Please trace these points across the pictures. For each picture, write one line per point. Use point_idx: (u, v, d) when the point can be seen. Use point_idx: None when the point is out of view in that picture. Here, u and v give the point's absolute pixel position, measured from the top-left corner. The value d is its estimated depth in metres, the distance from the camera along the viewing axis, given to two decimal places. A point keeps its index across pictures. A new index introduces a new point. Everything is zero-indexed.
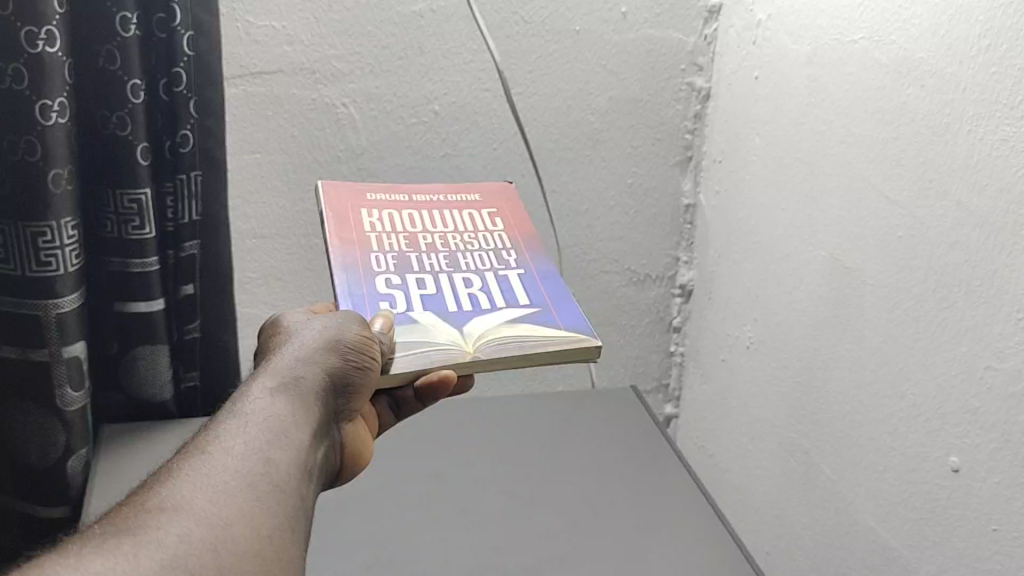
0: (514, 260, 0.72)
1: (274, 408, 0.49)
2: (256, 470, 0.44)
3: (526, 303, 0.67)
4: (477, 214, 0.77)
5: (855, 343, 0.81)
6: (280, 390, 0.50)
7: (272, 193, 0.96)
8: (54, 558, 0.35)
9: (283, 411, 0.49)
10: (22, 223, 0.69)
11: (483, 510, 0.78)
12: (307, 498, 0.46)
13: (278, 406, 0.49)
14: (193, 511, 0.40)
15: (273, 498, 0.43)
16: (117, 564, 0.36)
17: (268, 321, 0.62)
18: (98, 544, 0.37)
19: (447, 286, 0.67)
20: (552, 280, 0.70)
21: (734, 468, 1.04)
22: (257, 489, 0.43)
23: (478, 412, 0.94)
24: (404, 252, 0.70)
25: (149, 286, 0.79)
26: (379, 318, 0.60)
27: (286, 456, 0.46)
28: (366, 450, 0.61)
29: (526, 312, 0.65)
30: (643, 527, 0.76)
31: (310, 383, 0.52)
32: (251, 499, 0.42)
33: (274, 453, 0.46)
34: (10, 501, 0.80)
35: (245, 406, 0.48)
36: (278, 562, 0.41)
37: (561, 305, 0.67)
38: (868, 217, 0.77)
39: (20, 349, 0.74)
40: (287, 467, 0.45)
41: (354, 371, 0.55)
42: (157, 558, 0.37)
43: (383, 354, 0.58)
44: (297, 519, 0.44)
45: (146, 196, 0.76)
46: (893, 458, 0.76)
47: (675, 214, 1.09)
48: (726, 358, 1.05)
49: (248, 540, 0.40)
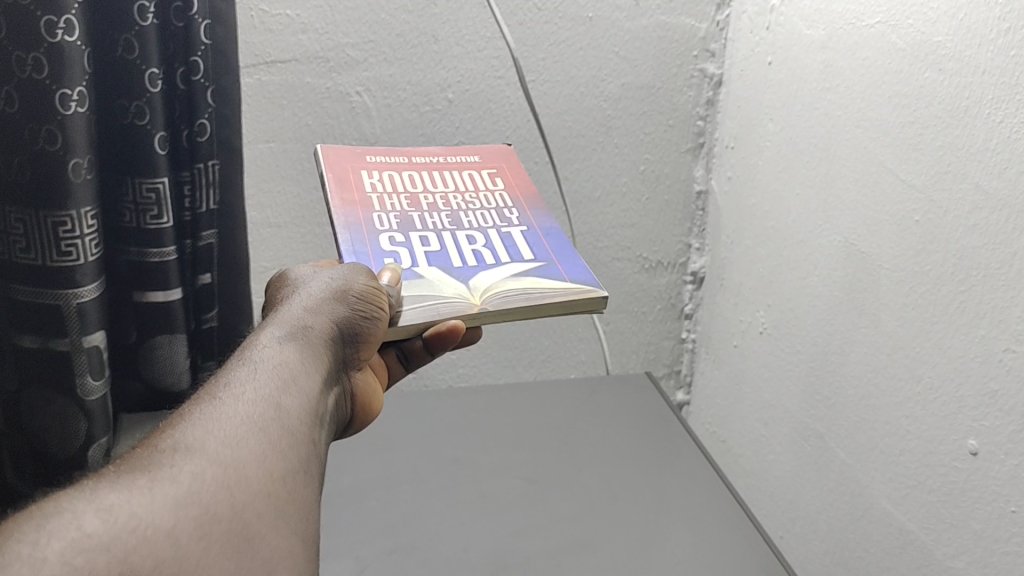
0: (516, 218, 0.72)
1: (283, 356, 0.48)
2: (267, 411, 0.43)
3: (531, 258, 0.66)
4: (478, 175, 0.77)
5: (871, 328, 0.81)
6: (289, 338, 0.50)
7: (287, 181, 0.96)
8: (70, 493, 0.35)
9: (294, 359, 0.48)
10: (42, 212, 0.69)
11: (501, 495, 0.78)
12: (317, 443, 0.46)
13: (289, 354, 0.49)
14: (206, 452, 0.39)
15: (285, 439, 0.42)
16: (132, 498, 0.35)
17: (273, 276, 0.62)
18: (112, 481, 0.36)
19: (450, 243, 0.67)
20: (555, 237, 0.70)
21: (747, 452, 1.05)
22: (268, 431, 0.42)
23: (491, 396, 0.94)
24: (407, 211, 0.70)
25: (167, 276, 0.79)
26: (386, 271, 0.60)
27: (297, 401, 0.45)
28: (376, 398, 0.62)
29: (532, 266, 0.65)
30: (661, 511, 0.76)
31: (318, 333, 0.52)
32: (263, 440, 0.41)
33: (286, 398, 0.45)
34: (34, 491, 0.80)
35: (254, 354, 0.48)
36: (291, 501, 0.40)
37: (565, 259, 0.67)
38: (885, 199, 0.78)
39: (41, 339, 0.74)
40: (299, 412, 0.45)
41: (364, 321, 0.55)
42: (173, 494, 0.36)
43: (389, 306, 0.59)
44: (309, 462, 0.43)
45: (164, 184, 0.76)
46: (909, 442, 0.77)
47: (687, 200, 1.09)
48: (738, 344, 1.05)
49: (262, 478, 0.40)
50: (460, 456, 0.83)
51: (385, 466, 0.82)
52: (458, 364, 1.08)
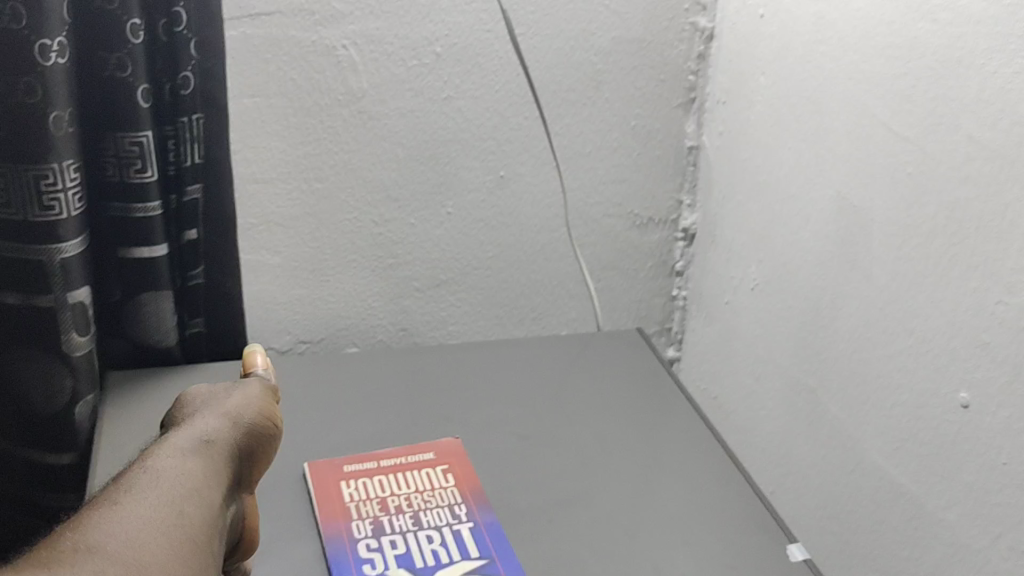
0: (469, 518, 0.69)
1: (186, 465, 0.48)
2: (176, 512, 0.44)
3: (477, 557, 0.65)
4: (434, 479, 0.73)
5: (863, 282, 0.81)
6: (195, 445, 0.50)
7: (272, 137, 0.92)
8: None
9: (201, 465, 0.49)
10: (22, 165, 0.68)
11: (492, 450, 0.78)
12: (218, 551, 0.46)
13: (194, 462, 0.49)
14: (115, 554, 0.39)
15: (193, 541, 0.43)
16: None
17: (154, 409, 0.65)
18: None
19: (417, 549, 0.65)
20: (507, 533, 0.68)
21: (739, 408, 1.04)
22: (174, 530, 0.43)
23: (483, 351, 0.93)
24: (382, 524, 0.68)
25: (152, 231, 0.78)
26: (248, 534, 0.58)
27: (206, 505, 0.46)
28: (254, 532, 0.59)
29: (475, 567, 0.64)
30: (652, 466, 0.76)
31: (225, 440, 0.53)
32: (169, 538, 0.42)
33: (195, 498, 0.46)
34: (17, 450, 0.79)
35: (158, 461, 0.48)
36: None
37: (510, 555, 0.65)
38: (878, 151, 0.77)
39: (24, 295, 0.73)
40: (205, 517, 0.45)
41: (267, 433, 0.57)
42: None
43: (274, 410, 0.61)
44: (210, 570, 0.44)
45: (148, 138, 0.75)
46: (901, 395, 0.77)
47: (677, 156, 1.07)
48: (730, 301, 1.04)
49: None
50: (451, 412, 0.83)
51: (375, 423, 0.80)
52: (448, 322, 1.07)
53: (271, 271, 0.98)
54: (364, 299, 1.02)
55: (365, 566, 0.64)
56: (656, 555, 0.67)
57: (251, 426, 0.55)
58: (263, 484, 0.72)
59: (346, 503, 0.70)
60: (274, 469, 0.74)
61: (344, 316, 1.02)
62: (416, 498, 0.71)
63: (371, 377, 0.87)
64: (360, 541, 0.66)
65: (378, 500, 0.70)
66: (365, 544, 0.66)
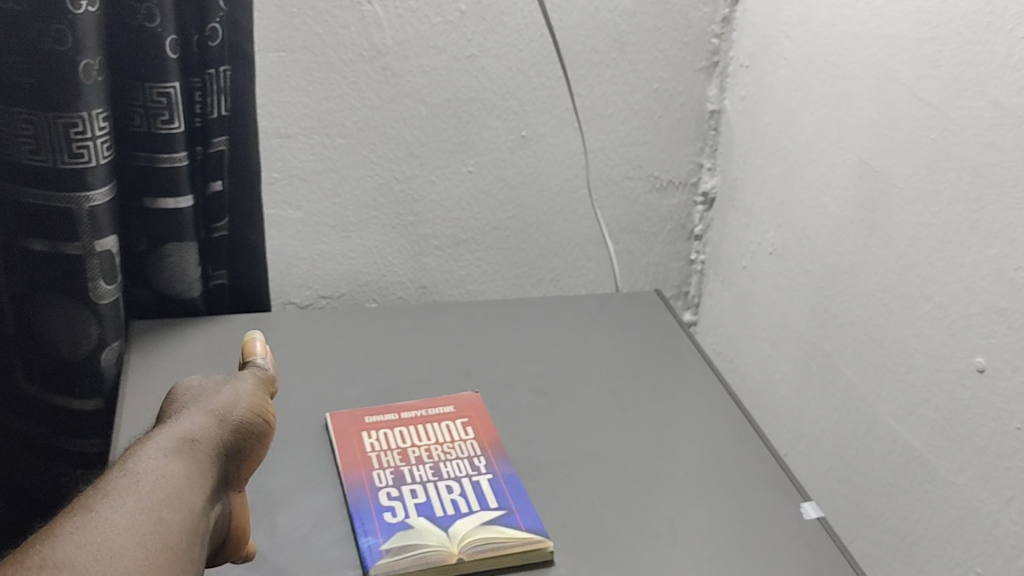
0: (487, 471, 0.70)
1: (169, 467, 0.45)
2: (152, 523, 0.41)
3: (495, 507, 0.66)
4: (454, 432, 0.74)
5: (882, 248, 0.81)
6: (173, 451, 0.46)
7: (296, 92, 0.92)
8: None
9: (186, 466, 0.46)
10: (52, 113, 0.68)
11: (511, 404, 0.79)
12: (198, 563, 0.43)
13: (179, 463, 0.46)
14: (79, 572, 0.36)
15: (168, 557, 0.40)
16: None
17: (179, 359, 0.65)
18: None
19: (435, 498, 0.66)
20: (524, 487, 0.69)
21: (753, 372, 1.05)
22: (151, 544, 0.40)
23: (501, 309, 0.94)
24: (402, 473, 0.69)
25: (177, 182, 0.79)
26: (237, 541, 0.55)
27: (186, 512, 0.43)
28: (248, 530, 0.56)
29: (492, 517, 0.65)
30: (668, 423, 0.77)
31: (207, 445, 0.49)
32: (144, 554, 0.39)
33: (175, 504, 0.43)
34: (43, 396, 0.80)
35: (138, 461, 0.45)
36: None
37: (527, 508, 0.66)
38: (902, 116, 0.78)
39: (52, 242, 0.74)
40: (184, 526, 0.43)
41: (257, 432, 0.52)
42: None
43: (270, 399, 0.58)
44: None
45: (175, 89, 0.75)
46: (917, 359, 0.78)
47: (699, 120, 1.07)
48: (747, 265, 1.05)
49: None
50: (470, 367, 0.84)
51: (395, 376, 0.81)
52: (466, 281, 1.08)
53: (294, 227, 0.98)
54: (384, 256, 1.03)
55: (385, 514, 0.65)
56: (671, 509, 0.68)
57: (240, 426, 0.51)
58: (285, 433, 0.73)
59: (368, 452, 0.71)
60: (295, 419, 0.75)
61: (363, 273, 1.03)
62: (435, 449, 0.72)
63: (392, 332, 0.88)
64: (381, 489, 0.67)
65: (398, 451, 0.71)
66: (386, 492, 0.67)
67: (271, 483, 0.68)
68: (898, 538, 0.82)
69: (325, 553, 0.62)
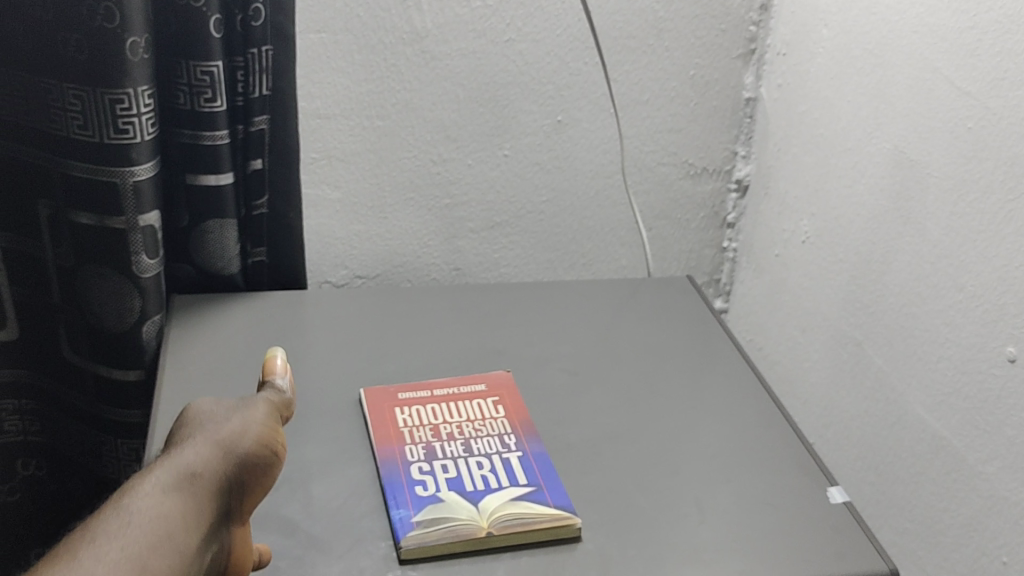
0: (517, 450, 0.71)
1: (162, 506, 0.44)
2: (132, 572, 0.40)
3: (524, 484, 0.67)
4: (485, 410, 0.75)
5: (916, 237, 0.81)
6: (169, 489, 0.45)
7: (336, 73, 0.93)
8: None
9: (180, 507, 0.44)
10: (100, 89, 0.70)
11: (543, 384, 0.80)
12: None
13: (173, 503, 0.44)
14: None
15: None
16: None
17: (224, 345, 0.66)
18: None
19: (466, 473, 0.68)
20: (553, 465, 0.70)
21: (784, 361, 1.05)
22: None
23: (534, 291, 0.95)
24: (434, 448, 0.70)
25: (218, 160, 0.80)
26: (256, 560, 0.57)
27: (170, 560, 0.42)
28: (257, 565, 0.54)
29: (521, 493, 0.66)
30: (696, 406, 0.78)
31: (208, 480, 0.47)
32: None
33: (159, 554, 0.41)
34: (88, 365, 0.83)
35: (130, 502, 0.44)
36: None
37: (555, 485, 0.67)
38: (940, 106, 0.78)
39: (98, 215, 0.76)
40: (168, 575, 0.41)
41: (262, 466, 0.50)
42: None
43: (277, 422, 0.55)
44: None
45: (219, 68, 0.77)
46: (947, 349, 0.78)
47: (735, 107, 1.07)
48: (780, 253, 1.05)
49: None
50: (503, 347, 0.85)
51: (428, 354, 0.83)
52: (500, 264, 1.09)
53: (332, 206, 1.00)
54: (419, 237, 1.04)
55: (417, 487, 0.66)
56: (698, 490, 0.69)
57: (245, 459, 0.49)
58: (321, 407, 0.74)
59: (401, 427, 0.72)
60: (330, 394, 0.76)
61: (398, 254, 1.04)
62: (467, 426, 0.73)
63: (425, 312, 0.89)
64: (413, 463, 0.68)
65: (430, 427, 0.72)
66: (418, 466, 0.68)
67: (306, 454, 0.69)
68: (924, 526, 0.82)
69: (358, 523, 0.64)
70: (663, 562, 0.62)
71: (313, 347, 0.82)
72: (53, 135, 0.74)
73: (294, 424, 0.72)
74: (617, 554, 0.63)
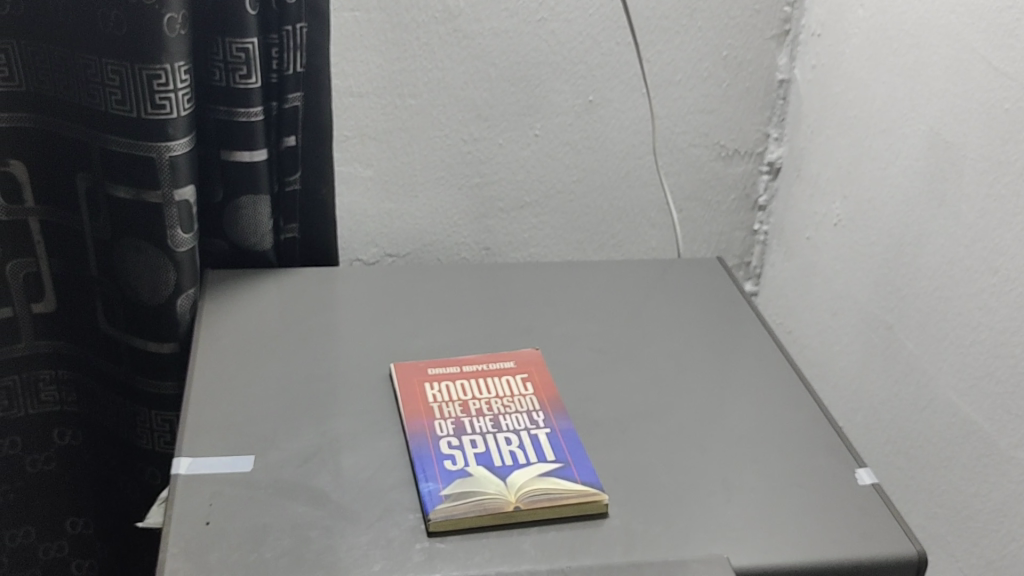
0: (545, 427, 0.71)
1: None
2: None
3: (552, 461, 0.67)
4: (514, 386, 0.75)
5: (950, 220, 0.81)
6: None
7: (369, 52, 0.94)
8: None
9: None
10: (138, 64, 0.71)
11: (571, 362, 0.80)
12: None
13: None
14: None
15: None
16: None
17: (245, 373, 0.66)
18: None
19: (494, 449, 0.68)
20: (581, 443, 0.70)
21: (813, 344, 1.05)
22: None
23: (566, 271, 0.95)
24: (463, 423, 0.70)
25: (253, 136, 0.81)
26: None
27: None
28: None
29: (549, 469, 0.66)
30: (725, 387, 0.78)
31: None
32: None
33: None
34: (123, 336, 0.84)
35: None
36: None
37: (584, 462, 0.67)
38: (977, 87, 0.77)
39: (135, 189, 0.77)
40: None
41: None
42: None
43: None
44: None
45: (254, 45, 0.77)
46: (980, 333, 0.78)
47: (769, 89, 1.06)
48: (811, 236, 1.04)
49: None
50: (531, 325, 0.85)
51: (457, 331, 0.83)
52: (530, 244, 1.09)
53: (364, 184, 1.01)
54: (450, 216, 1.05)
55: (446, 461, 0.66)
56: (726, 469, 0.69)
57: None
58: (352, 382, 0.75)
59: (430, 402, 0.72)
60: (361, 369, 0.77)
61: (429, 232, 1.05)
62: (496, 402, 0.73)
63: (454, 290, 0.90)
64: (442, 438, 0.69)
65: (459, 402, 0.73)
66: (446, 441, 0.69)
67: (336, 427, 0.70)
68: (952, 511, 0.82)
69: (388, 494, 0.64)
70: (689, 540, 0.62)
71: (344, 323, 0.83)
72: (92, 110, 0.75)
73: (325, 397, 0.73)
74: (644, 530, 0.63)
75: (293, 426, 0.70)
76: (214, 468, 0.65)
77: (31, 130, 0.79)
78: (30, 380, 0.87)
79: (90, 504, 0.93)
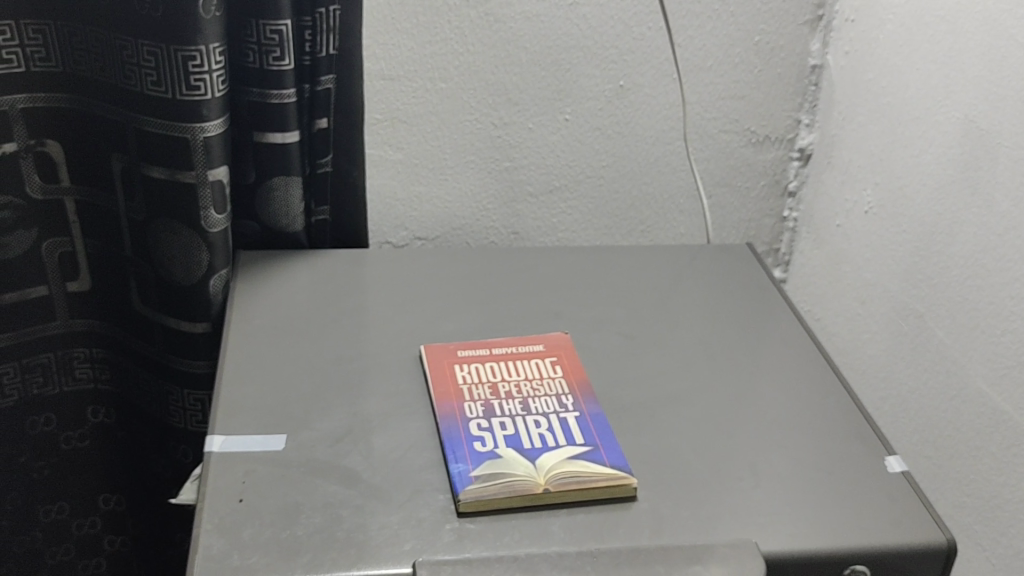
0: (574, 410, 0.71)
1: None
2: None
3: (581, 444, 0.67)
4: (543, 369, 0.75)
5: (983, 209, 0.80)
6: None
7: (401, 35, 0.94)
8: None
9: None
10: (173, 46, 0.72)
11: (600, 347, 0.80)
12: None
13: None
14: None
15: None
16: None
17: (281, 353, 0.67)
18: None
19: (524, 431, 0.68)
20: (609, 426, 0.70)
21: (841, 332, 1.05)
22: None
23: (594, 256, 0.95)
24: (492, 405, 0.71)
25: (285, 117, 0.82)
26: None
27: None
28: None
29: (578, 452, 0.66)
30: (754, 372, 0.78)
31: None
32: None
33: None
34: (156, 316, 0.85)
35: None
36: None
37: (612, 446, 0.68)
38: (1013, 74, 0.76)
39: (169, 170, 0.77)
40: None
41: None
42: None
43: None
44: None
45: (287, 27, 0.78)
46: (1012, 323, 0.77)
47: (801, 75, 1.05)
48: (842, 224, 1.04)
49: None
50: (561, 310, 0.85)
51: (487, 314, 0.83)
52: (558, 229, 1.09)
53: (394, 167, 1.01)
54: (479, 200, 1.05)
55: (475, 443, 0.67)
56: (754, 454, 0.69)
57: None
58: (382, 363, 0.76)
59: (459, 384, 0.73)
60: (391, 351, 0.77)
61: (459, 216, 1.05)
62: (525, 385, 0.73)
63: (484, 274, 0.90)
64: (472, 420, 0.69)
65: (489, 384, 0.73)
66: (476, 423, 0.69)
67: (367, 408, 0.71)
68: (980, 500, 0.82)
69: (418, 475, 0.65)
70: (718, 524, 0.63)
71: (374, 305, 0.83)
72: (127, 91, 0.76)
73: (355, 378, 0.74)
74: (673, 514, 0.63)
75: (324, 407, 0.70)
76: (246, 447, 0.66)
77: (68, 111, 0.80)
78: (65, 358, 0.88)
79: (122, 481, 0.95)
